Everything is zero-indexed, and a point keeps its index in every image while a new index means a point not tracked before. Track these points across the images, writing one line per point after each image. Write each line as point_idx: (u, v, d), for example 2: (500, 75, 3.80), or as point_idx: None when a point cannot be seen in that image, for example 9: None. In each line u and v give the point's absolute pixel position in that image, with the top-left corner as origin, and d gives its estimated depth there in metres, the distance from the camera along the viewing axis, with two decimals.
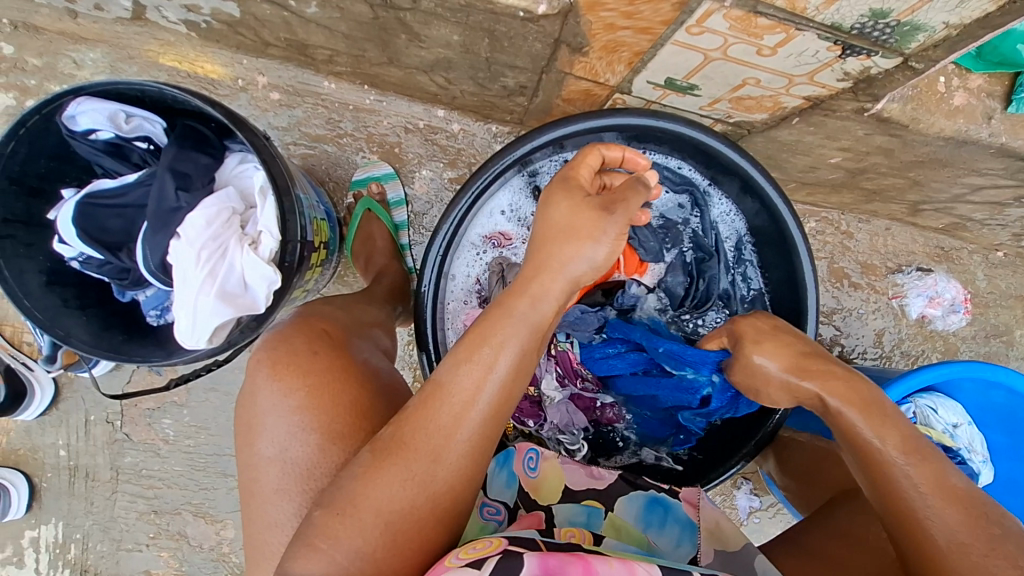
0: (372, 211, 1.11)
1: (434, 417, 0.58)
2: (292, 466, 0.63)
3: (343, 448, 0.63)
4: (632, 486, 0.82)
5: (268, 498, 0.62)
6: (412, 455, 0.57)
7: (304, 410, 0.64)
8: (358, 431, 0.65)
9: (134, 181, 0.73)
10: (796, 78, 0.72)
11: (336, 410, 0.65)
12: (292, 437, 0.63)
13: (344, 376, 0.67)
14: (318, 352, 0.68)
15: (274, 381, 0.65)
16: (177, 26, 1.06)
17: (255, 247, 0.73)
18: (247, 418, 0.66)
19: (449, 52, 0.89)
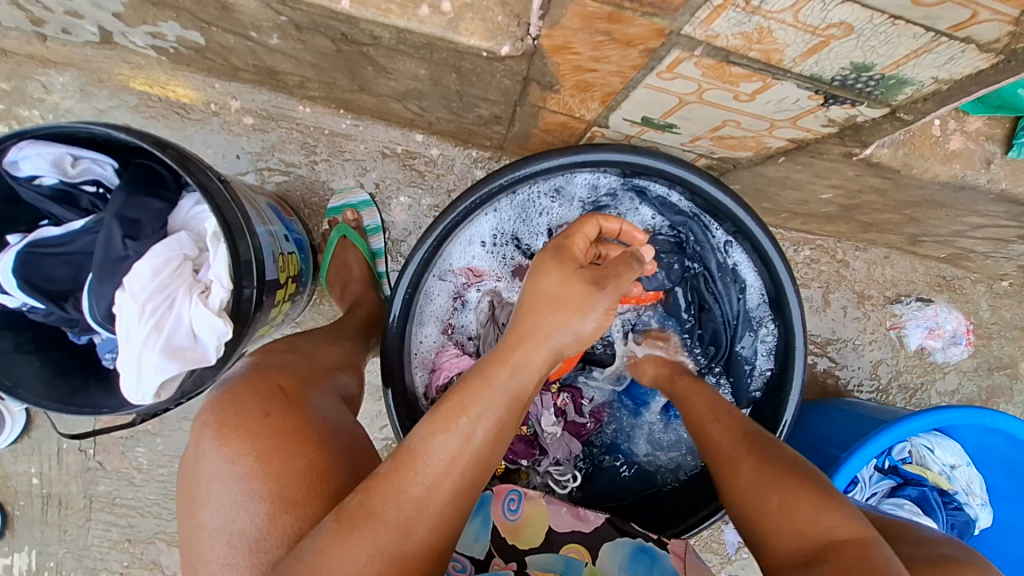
0: (348, 239, 1.08)
1: (406, 488, 0.53)
2: (239, 540, 0.54)
3: (297, 518, 0.55)
4: (617, 531, 0.78)
5: (211, 575, 0.54)
6: (378, 530, 0.51)
7: (253, 477, 0.56)
8: (314, 497, 0.57)
9: (80, 228, 0.70)
10: (778, 122, 0.67)
11: (287, 477, 0.57)
12: (240, 507, 0.55)
13: (299, 437, 0.60)
14: (272, 413, 0.60)
15: (221, 445, 0.58)
16: (146, 51, 1.03)
17: (205, 296, 0.70)
18: (189, 485, 0.59)
19: (418, 83, 0.85)
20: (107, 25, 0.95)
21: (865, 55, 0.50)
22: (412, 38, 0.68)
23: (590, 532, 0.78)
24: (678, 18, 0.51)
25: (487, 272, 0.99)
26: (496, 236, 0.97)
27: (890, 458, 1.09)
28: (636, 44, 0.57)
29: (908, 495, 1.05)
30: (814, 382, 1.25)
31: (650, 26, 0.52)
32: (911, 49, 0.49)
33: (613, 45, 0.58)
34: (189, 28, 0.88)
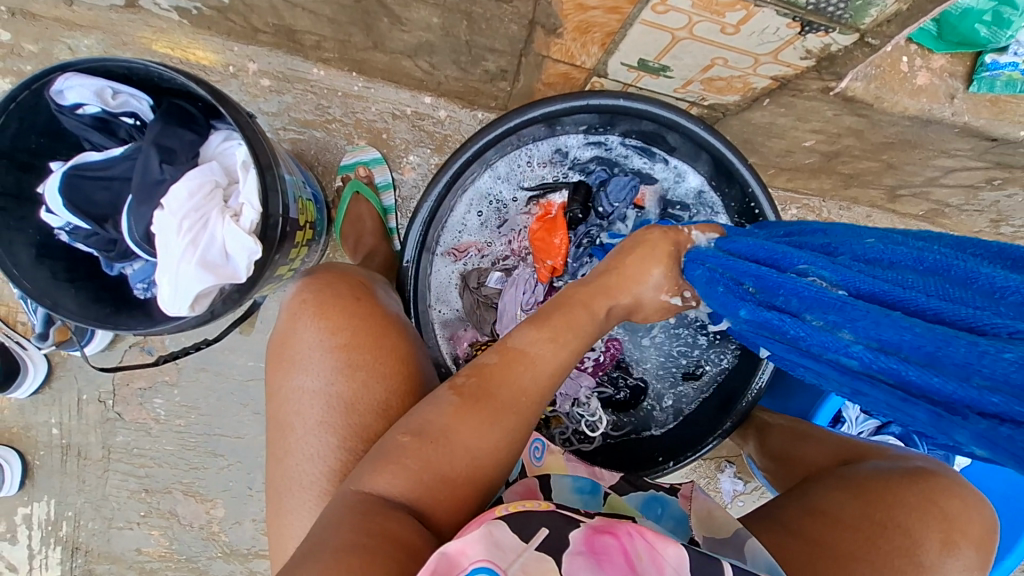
0: (361, 194, 1.14)
1: (517, 375, 0.62)
2: (336, 400, 0.65)
3: (386, 386, 0.67)
4: (632, 487, 0.81)
5: (309, 428, 0.65)
6: (492, 402, 0.60)
7: (350, 349, 0.67)
8: (399, 373, 0.68)
9: (120, 155, 0.76)
10: (761, 57, 0.74)
11: (378, 352, 0.68)
12: (337, 373, 0.66)
13: (384, 325, 0.70)
14: (361, 299, 0.71)
15: (328, 323, 0.68)
16: (169, 13, 1.09)
17: (236, 219, 0.76)
18: (295, 359, 0.68)
19: (430, 35, 0.92)
20: None
21: None
22: None
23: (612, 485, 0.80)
24: None
25: (477, 237, 1.05)
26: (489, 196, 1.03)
27: None
28: None
29: (893, 432, 1.13)
30: None
31: None
32: None
33: None
34: None
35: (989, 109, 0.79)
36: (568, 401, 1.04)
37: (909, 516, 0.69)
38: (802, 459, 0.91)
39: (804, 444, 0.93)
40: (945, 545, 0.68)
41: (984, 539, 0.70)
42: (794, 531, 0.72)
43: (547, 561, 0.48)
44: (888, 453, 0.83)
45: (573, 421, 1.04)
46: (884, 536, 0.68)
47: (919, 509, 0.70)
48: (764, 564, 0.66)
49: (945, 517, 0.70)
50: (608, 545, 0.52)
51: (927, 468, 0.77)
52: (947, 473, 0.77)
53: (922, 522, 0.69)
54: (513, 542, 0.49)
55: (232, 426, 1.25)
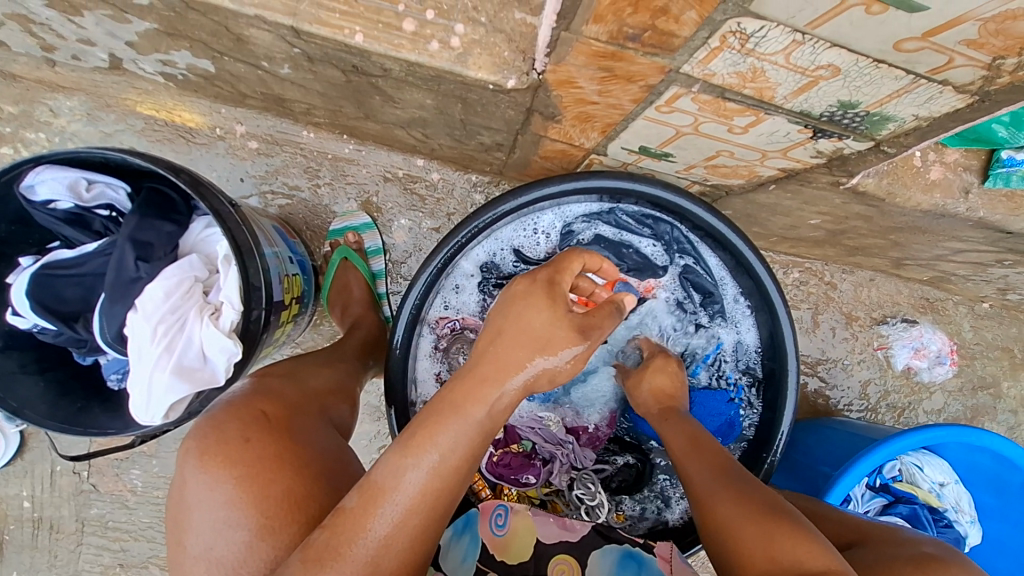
0: (350, 260, 1.10)
1: (372, 526, 0.52)
2: (218, 567, 0.54)
3: (272, 546, 0.54)
4: (604, 539, 0.77)
5: None
6: (345, 566, 0.51)
7: (232, 506, 0.55)
8: (292, 526, 0.55)
9: (93, 251, 0.71)
10: (769, 153, 0.71)
11: (264, 506, 0.55)
12: (218, 535, 0.55)
13: (278, 464, 0.58)
14: (252, 440, 0.58)
15: (202, 472, 0.57)
16: (154, 77, 1.05)
17: (215, 318, 0.71)
18: (179, 509, 0.58)
19: (424, 113, 0.89)
20: (118, 52, 0.97)
21: (851, 94, 0.53)
22: (422, 70, 0.71)
23: (577, 541, 0.77)
24: (678, 57, 0.54)
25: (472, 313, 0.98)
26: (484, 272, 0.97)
27: (881, 476, 1.11)
28: (636, 80, 0.60)
29: (900, 513, 1.06)
30: (805, 402, 1.28)
31: (651, 64, 0.56)
32: (892, 90, 0.51)
33: (615, 80, 0.61)
34: (200, 57, 0.90)
35: (1005, 205, 0.76)
36: (565, 474, 0.98)
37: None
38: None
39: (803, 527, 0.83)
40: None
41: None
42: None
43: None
44: (894, 538, 0.75)
45: (574, 505, 0.95)
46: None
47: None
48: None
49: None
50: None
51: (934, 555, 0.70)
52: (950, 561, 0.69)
53: None
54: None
55: None
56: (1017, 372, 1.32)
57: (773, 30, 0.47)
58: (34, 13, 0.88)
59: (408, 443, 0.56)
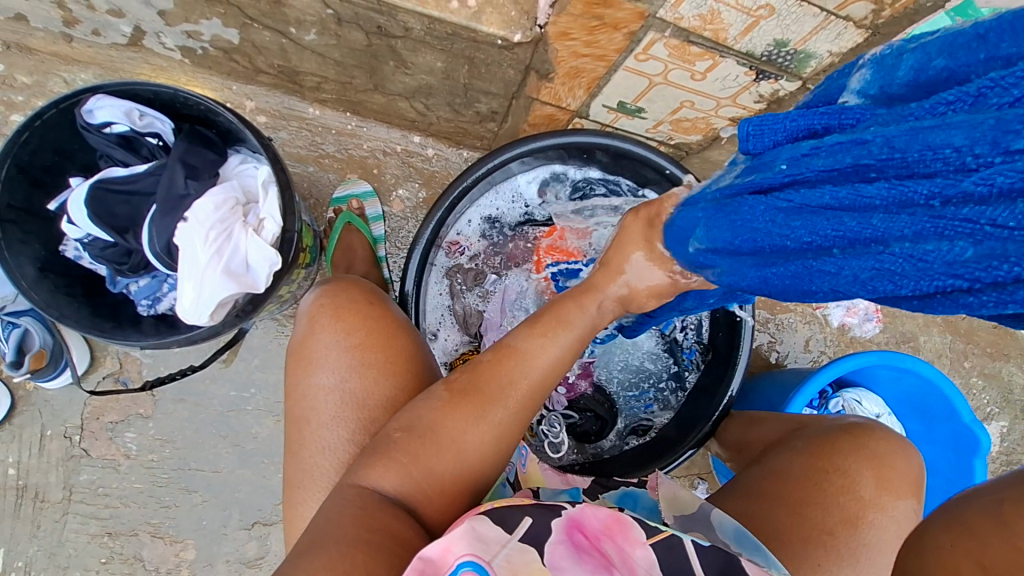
0: (353, 225, 1.20)
1: (507, 373, 0.67)
2: (349, 396, 0.70)
3: (394, 384, 0.71)
4: (605, 488, 0.87)
5: (326, 420, 0.69)
6: (482, 397, 0.65)
7: (361, 347, 0.72)
8: (407, 372, 0.73)
9: (144, 171, 0.80)
10: (722, 100, 0.89)
11: (387, 351, 0.72)
12: (351, 370, 0.71)
13: (395, 326, 0.75)
14: (373, 303, 0.76)
15: (338, 321, 0.73)
16: (172, 53, 1.14)
17: (258, 233, 0.80)
18: (303, 355, 0.73)
19: (431, 78, 1.02)
20: (145, 24, 1.06)
21: (783, 33, 0.71)
22: (440, 27, 0.85)
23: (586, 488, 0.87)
24: (655, 3, 0.70)
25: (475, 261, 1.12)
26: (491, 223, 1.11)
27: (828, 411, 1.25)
28: (621, 28, 0.76)
29: None
30: (760, 356, 1.45)
31: (634, 10, 0.72)
32: (812, 26, 0.70)
33: (604, 29, 0.77)
34: (229, 26, 1.01)
35: None
36: (539, 410, 1.12)
37: (848, 467, 0.79)
38: (755, 439, 0.99)
39: (757, 427, 1.00)
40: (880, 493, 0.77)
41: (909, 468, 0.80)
42: (759, 501, 0.79)
43: (530, 552, 0.50)
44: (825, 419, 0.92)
45: (539, 437, 1.10)
46: (832, 497, 0.76)
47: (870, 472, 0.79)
48: (729, 529, 0.73)
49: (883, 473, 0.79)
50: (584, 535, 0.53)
51: (864, 424, 0.86)
52: (878, 425, 0.87)
53: (857, 462, 0.79)
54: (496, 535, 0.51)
55: (209, 460, 1.21)
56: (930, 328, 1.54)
57: None
58: None
59: (537, 325, 0.71)
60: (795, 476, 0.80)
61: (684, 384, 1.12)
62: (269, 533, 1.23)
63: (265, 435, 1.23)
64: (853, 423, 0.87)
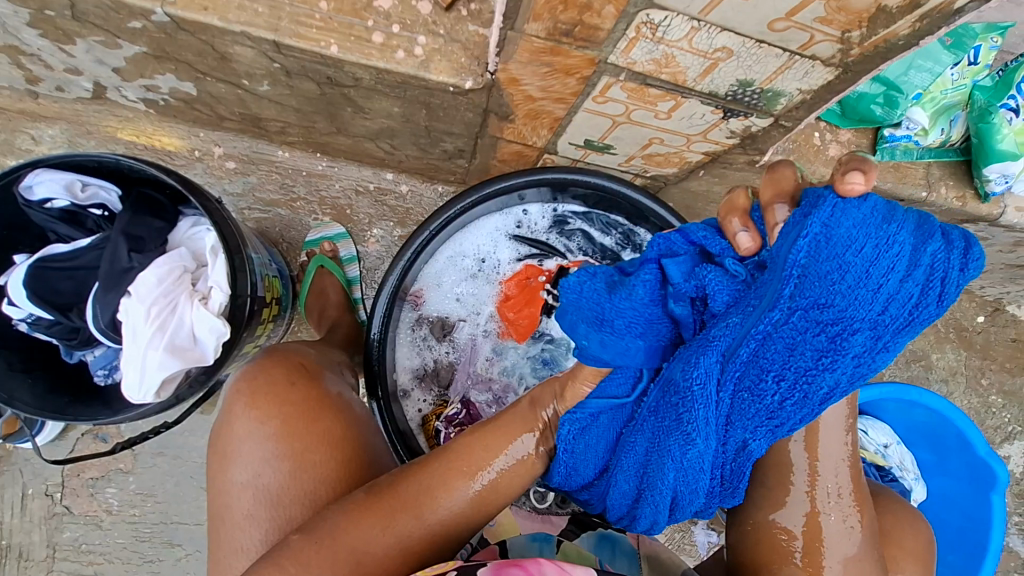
0: (325, 268, 1.17)
1: (424, 480, 0.66)
2: (264, 492, 0.67)
3: (313, 477, 0.68)
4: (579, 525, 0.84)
5: (239, 521, 0.67)
6: (389, 504, 0.64)
7: (279, 437, 0.69)
8: (334, 461, 0.70)
9: (87, 246, 0.77)
10: (692, 136, 0.83)
11: (311, 439, 0.70)
12: (266, 463, 0.68)
13: (319, 406, 0.72)
14: (297, 383, 0.73)
15: (253, 408, 0.70)
16: (136, 104, 1.13)
17: (204, 302, 0.77)
18: (220, 446, 0.71)
19: (391, 122, 0.98)
20: (103, 80, 1.04)
21: (746, 73, 0.66)
22: (389, 77, 0.81)
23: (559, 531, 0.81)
24: (604, 49, 0.65)
25: (453, 305, 1.06)
26: (467, 265, 1.05)
27: None
28: (574, 73, 0.71)
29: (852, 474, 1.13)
30: None
31: (583, 56, 0.67)
32: (777, 66, 0.64)
33: (556, 75, 0.72)
34: (183, 79, 0.98)
35: (894, 175, 0.89)
36: None
37: None
38: None
39: None
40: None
41: (920, 550, 0.74)
42: None
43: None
44: None
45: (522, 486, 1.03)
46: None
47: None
48: None
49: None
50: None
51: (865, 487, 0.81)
52: (881, 488, 0.81)
53: None
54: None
55: (191, 513, 1.20)
56: (943, 344, 1.45)
57: (674, 19, 0.59)
58: (25, 44, 0.95)
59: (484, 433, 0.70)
60: None
61: None
62: None
63: None
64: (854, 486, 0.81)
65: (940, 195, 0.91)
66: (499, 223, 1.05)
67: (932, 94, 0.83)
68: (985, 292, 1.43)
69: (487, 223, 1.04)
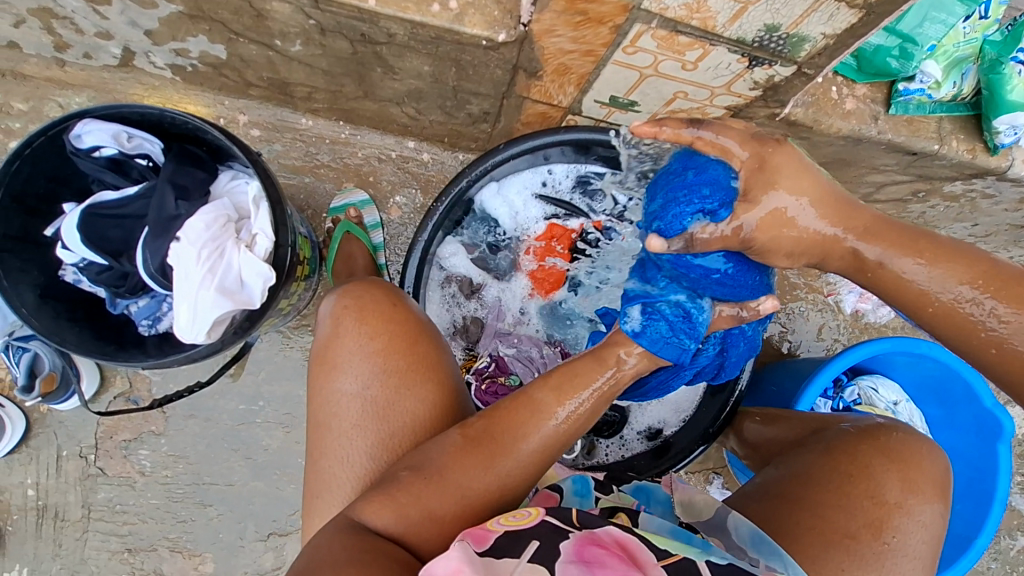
0: (352, 233, 1.19)
1: (521, 423, 0.69)
2: (371, 405, 0.72)
3: (412, 393, 0.73)
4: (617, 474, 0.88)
5: (344, 425, 0.71)
6: (489, 446, 0.68)
7: (385, 353, 0.73)
8: (428, 378, 0.74)
9: (135, 194, 0.79)
10: (716, 89, 0.86)
11: (410, 357, 0.74)
12: (374, 377, 0.73)
13: (419, 330, 0.76)
14: (398, 304, 0.77)
15: (363, 325, 0.74)
16: (164, 71, 1.14)
17: (250, 249, 0.80)
18: (323, 356, 0.75)
19: (420, 82, 1.01)
20: (134, 44, 1.06)
21: (773, 17, 0.69)
22: (424, 32, 0.84)
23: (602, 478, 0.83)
24: None
25: (480, 260, 1.09)
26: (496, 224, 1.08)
27: (843, 401, 1.25)
28: (606, 22, 0.74)
29: None
30: (771, 348, 1.43)
31: (617, 3, 0.70)
32: (803, 9, 0.67)
33: (589, 24, 0.75)
34: (215, 42, 1.01)
35: (907, 128, 0.93)
36: None
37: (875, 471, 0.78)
38: (776, 437, 0.96)
39: (775, 425, 0.98)
40: (904, 497, 0.76)
41: (938, 479, 0.79)
42: (777, 504, 0.79)
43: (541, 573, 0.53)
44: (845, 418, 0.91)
45: None
46: (856, 501, 0.76)
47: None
48: (747, 534, 0.74)
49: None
50: (598, 554, 0.55)
51: (884, 425, 0.86)
52: (899, 425, 0.85)
53: (882, 469, 0.79)
54: (503, 566, 0.54)
55: (222, 474, 1.22)
56: None
57: None
58: (60, 5, 0.97)
59: (564, 386, 0.71)
60: (817, 479, 0.80)
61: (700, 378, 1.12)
62: (285, 543, 1.23)
63: (276, 447, 1.23)
64: (874, 424, 0.86)
65: (951, 148, 0.94)
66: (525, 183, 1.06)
67: (944, 46, 0.87)
68: None
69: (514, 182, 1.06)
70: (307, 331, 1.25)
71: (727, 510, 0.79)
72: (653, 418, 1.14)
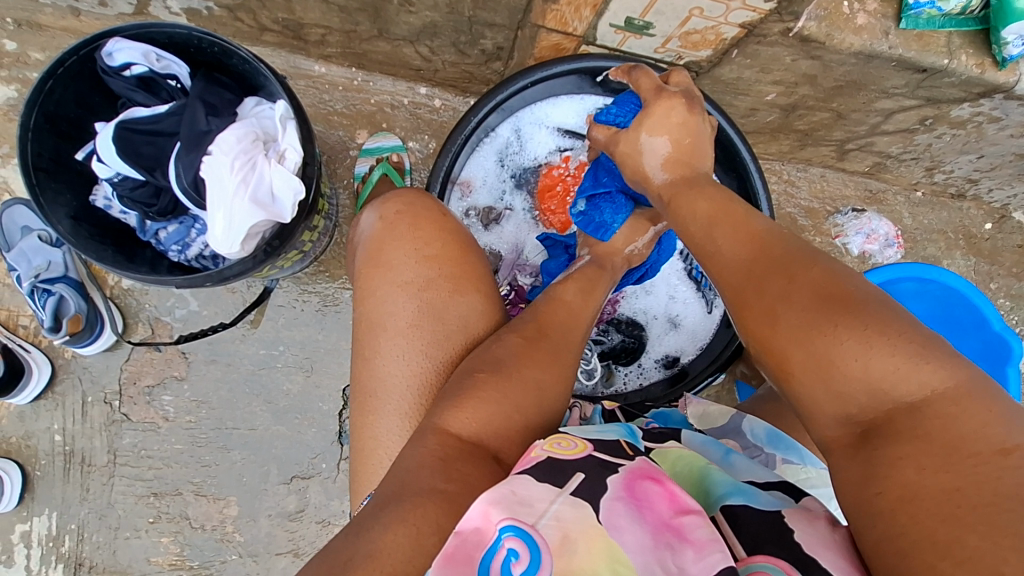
0: (389, 176, 1.22)
1: (558, 317, 0.77)
2: (428, 308, 0.73)
3: (461, 299, 0.75)
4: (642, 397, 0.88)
5: (401, 331, 0.72)
6: (548, 344, 0.72)
7: (439, 260, 0.76)
8: (475, 287, 0.77)
9: (166, 112, 0.82)
10: (732, 4, 0.88)
11: (460, 265, 0.77)
12: (429, 281, 0.74)
13: (468, 241, 0.80)
14: (448, 216, 0.80)
15: (419, 231, 0.77)
16: (178, 17, 1.15)
17: (281, 162, 0.81)
18: (374, 266, 0.76)
19: (435, 15, 1.03)
20: None
21: None
22: None
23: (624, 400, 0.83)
24: None
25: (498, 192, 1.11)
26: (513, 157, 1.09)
27: None
28: None
29: None
30: None
31: None
32: None
33: None
34: None
35: (917, 43, 0.95)
36: None
37: None
38: None
39: None
40: None
41: None
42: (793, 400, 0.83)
43: (584, 508, 0.48)
44: None
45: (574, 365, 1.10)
46: None
47: (815, 322, 0.53)
48: (764, 433, 0.75)
49: (828, 362, 0.52)
50: (651, 492, 0.52)
51: None
52: None
53: None
54: (541, 494, 0.49)
55: (244, 419, 1.24)
56: (953, 250, 1.50)
57: None
58: None
59: (589, 286, 0.84)
60: None
61: (714, 309, 1.14)
62: (307, 486, 1.25)
63: (297, 391, 1.25)
64: None
65: (960, 63, 0.96)
66: (540, 117, 1.07)
67: None
68: (992, 197, 1.48)
69: (528, 116, 1.06)
70: (324, 277, 1.26)
71: (742, 414, 0.78)
72: (668, 348, 1.16)
